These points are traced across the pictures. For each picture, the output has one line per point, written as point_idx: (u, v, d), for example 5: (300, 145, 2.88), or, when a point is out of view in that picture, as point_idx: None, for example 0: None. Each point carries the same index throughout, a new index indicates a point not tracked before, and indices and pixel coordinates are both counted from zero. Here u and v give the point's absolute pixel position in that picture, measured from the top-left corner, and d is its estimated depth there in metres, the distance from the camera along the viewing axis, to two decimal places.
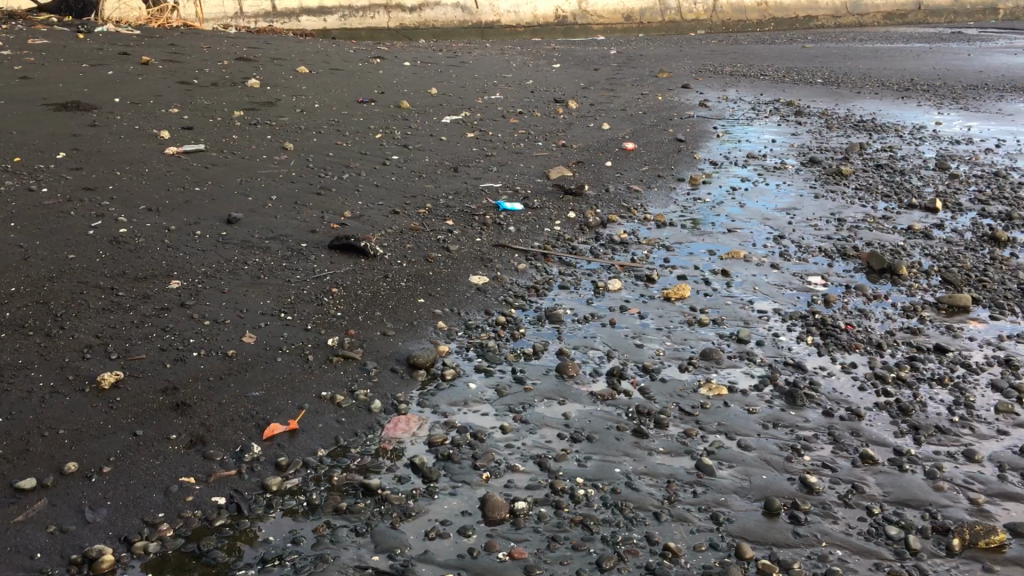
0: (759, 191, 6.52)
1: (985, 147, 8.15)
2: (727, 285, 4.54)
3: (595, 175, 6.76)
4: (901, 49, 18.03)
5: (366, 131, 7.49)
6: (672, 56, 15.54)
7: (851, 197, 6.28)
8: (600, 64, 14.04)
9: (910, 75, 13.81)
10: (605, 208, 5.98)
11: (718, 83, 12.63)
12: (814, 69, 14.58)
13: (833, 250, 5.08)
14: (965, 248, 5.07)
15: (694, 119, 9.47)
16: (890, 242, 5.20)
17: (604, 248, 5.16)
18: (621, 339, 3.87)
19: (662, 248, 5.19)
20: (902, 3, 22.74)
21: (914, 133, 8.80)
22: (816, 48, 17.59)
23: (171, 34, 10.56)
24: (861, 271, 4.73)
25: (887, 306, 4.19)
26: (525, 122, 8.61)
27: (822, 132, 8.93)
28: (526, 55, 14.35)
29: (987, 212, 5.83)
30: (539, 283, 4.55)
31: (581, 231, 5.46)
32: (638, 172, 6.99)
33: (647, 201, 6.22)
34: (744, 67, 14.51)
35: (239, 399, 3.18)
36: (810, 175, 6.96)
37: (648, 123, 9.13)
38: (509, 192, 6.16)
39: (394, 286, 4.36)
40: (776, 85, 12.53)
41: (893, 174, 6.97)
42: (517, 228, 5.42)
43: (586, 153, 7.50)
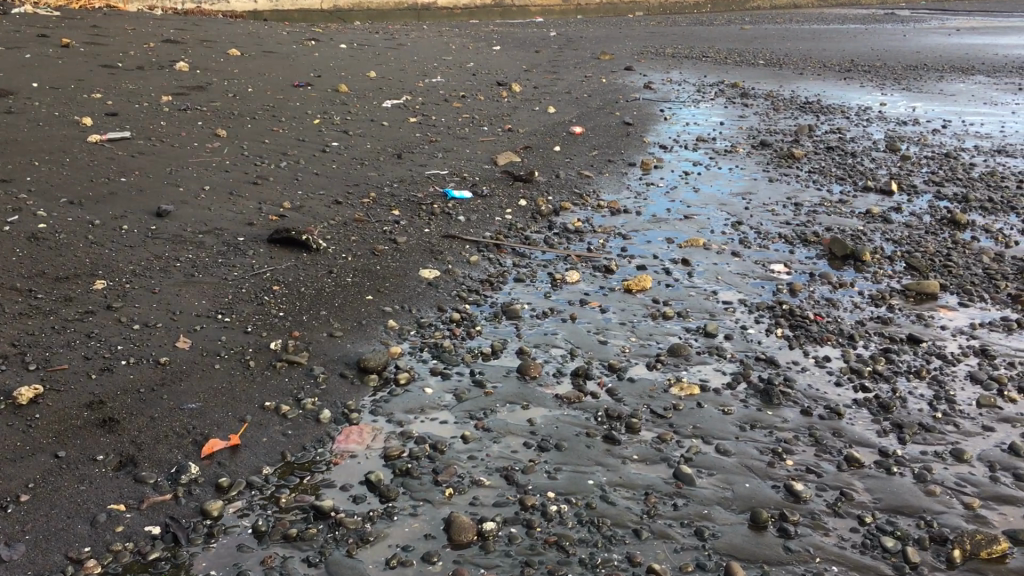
0: (712, 175, 6.38)
1: (931, 128, 8.14)
2: (687, 275, 4.37)
3: (544, 161, 6.55)
4: (838, 30, 18.15)
5: (304, 117, 7.16)
6: (613, 38, 15.40)
7: (805, 181, 6.18)
8: (540, 46, 13.83)
9: (850, 56, 13.85)
10: (556, 195, 5.78)
11: (661, 64, 12.51)
12: (754, 50, 14.56)
13: (792, 236, 4.95)
14: (925, 232, 4.99)
15: (640, 102, 9.31)
16: (849, 228, 5.10)
17: (559, 237, 4.95)
18: (583, 336, 3.67)
19: (617, 237, 5.01)
20: None
21: (860, 114, 8.76)
22: (753, 30, 17.61)
23: (94, 16, 10.05)
24: (824, 257, 4.60)
25: (853, 295, 4.07)
26: (468, 106, 8.35)
27: (769, 113, 8.84)
28: (466, 37, 14.08)
29: (943, 195, 5.76)
30: (493, 276, 4.33)
31: (533, 220, 5.24)
32: (588, 157, 6.79)
33: (598, 187, 6.03)
34: (685, 49, 14.42)
35: (174, 413, 2.90)
36: (762, 158, 6.85)
37: (594, 106, 8.94)
38: (457, 179, 5.92)
39: (339, 282, 4.09)
40: (719, 67, 12.45)
41: (844, 156, 6.88)
42: (467, 217, 5.18)
43: (533, 138, 7.28)
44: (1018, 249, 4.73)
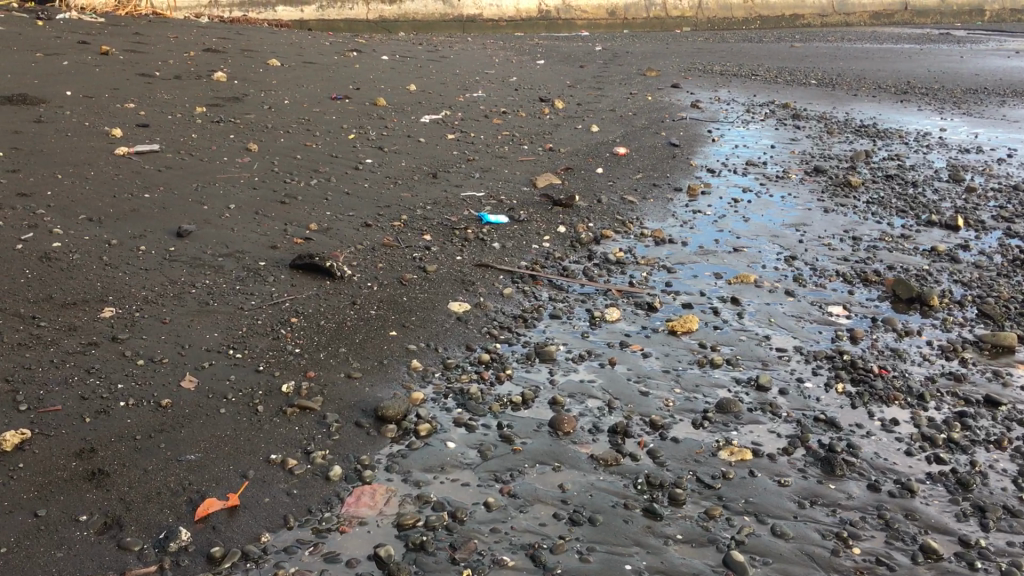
0: (762, 203, 6.04)
1: (996, 157, 7.70)
2: (737, 316, 4.05)
3: (586, 184, 6.25)
4: (891, 50, 17.64)
5: (339, 131, 6.94)
6: (660, 53, 15.07)
7: (862, 212, 5.81)
8: (585, 61, 13.54)
9: (906, 77, 13.37)
10: (597, 221, 5.48)
11: (708, 82, 12.16)
12: (805, 69, 14.14)
13: (851, 274, 4.61)
14: (995, 275, 4.62)
15: (687, 122, 8.97)
16: (913, 266, 4.74)
17: (598, 268, 4.65)
18: (623, 384, 3.37)
19: (662, 270, 4.70)
20: (888, 3, 22.53)
21: (919, 140, 8.35)
22: (804, 48, 17.17)
23: (137, 23, 9.94)
24: (886, 300, 4.26)
25: (921, 345, 3.75)
26: (509, 123, 8.08)
27: (823, 137, 8.46)
28: (511, 51, 13.84)
29: (1013, 232, 5.37)
30: (527, 312, 4.04)
31: (572, 248, 4.95)
32: (632, 180, 6.48)
33: (642, 214, 5.72)
34: (734, 66, 14.05)
35: (170, 466, 2.64)
36: (816, 186, 6.49)
37: (639, 125, 8.62)
38: (493, 202, 5.64)
39: (362, 315, 3.83)
40: (768, 86, 12.07)
41: (904, 186, 6.50)
42: (502, 244, 4.90)
43: (575, 159, 6.98)
44: None
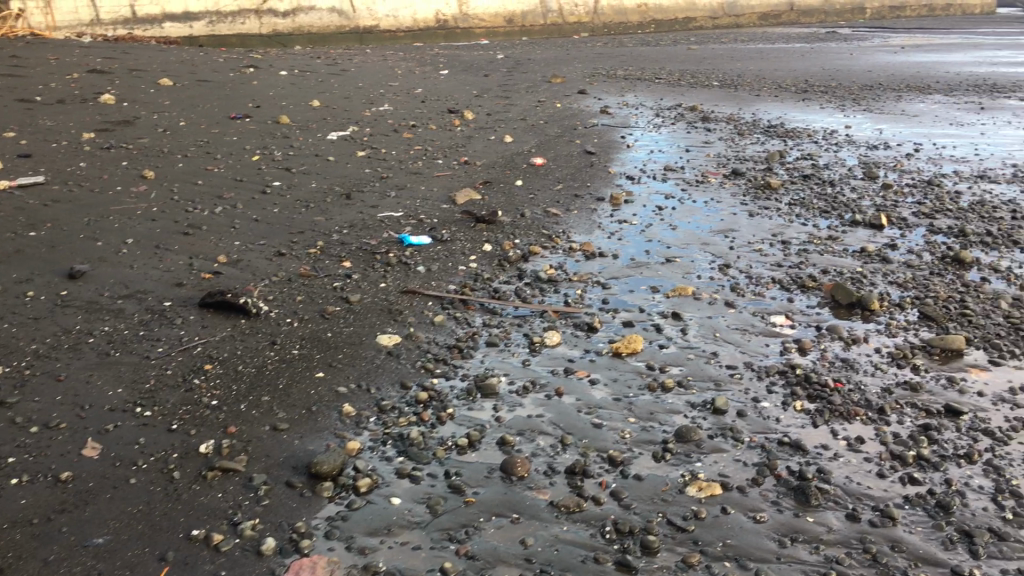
0: (687, 210, 5.92)
1: (904, 152, 7.75)
2: (681, 333, 3.87)
3: (506, 198, 6.03)
4: (785, 49, 17.94)
5: (241, 153, 6.55)
6: (561, 60, 14.96)
7: (788, 214, 5.73)
8: (489, 69, 13.34)
9: (804, 76, 13.55)
10: (523, 237, 5.26)
11: (614, 87, 12.09)
12: (706, 71, 14.23)
13: (788, 281, 4.49)
14: (929, 273, 4.54)
15: (599, 128, 8.83)
16: (847, 268, 4.65)
17: (531, 290, 4.43)
18: (574, 415, 3.14)
19: (597, 287, 4.51)
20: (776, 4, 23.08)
21: (828, 139, 8.37)
22: (701, 50, 17.32)
23: (13, 45, 9.32)
24: (827, 306, 4.15)
25: (871, 352, 3.63)
26: (419, 137, 7.80)
27: (735, 139, 8.42)
28: (412, 62, 13.53)
29: (937, 227, 5.34)
30: (462, 342, 3.79)
31: (500, 268, 4.72)
32: (553, 192, 6.29)
33: (568, 226, 5.52)
34: (636, 71, 14.04)
35: (75, 555, 2.31)
36: (737, 189, 6.40)
37: (552, 134, 8.44)
38: (412, 221, 5.37)
39: (284, 356, 3.51)
40: (673, 89, 12.05)
41: (823, 186, 6.45)
42: (426, 267, 4.64)
43: (492, 172, 6.75)
44: None
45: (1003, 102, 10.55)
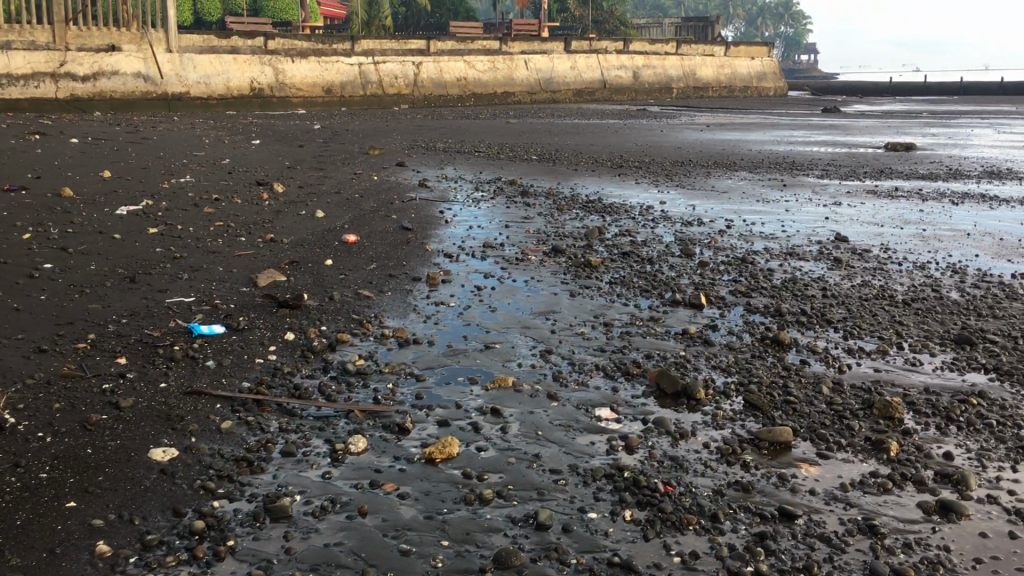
0: (507, 290, 5.67)
1: (717, 227, 7.86)
2: (500, 433, 3.54)
3: (313, 279, 5.59)
4: (599, 125, 18.50)
5: (9, 230, 5.81)
6: (379, 131, 14.76)
7: (609, 294, 5.57)
8: (304, 140, 12.92)
9: (618, 152, 13.88)
10: (330, 323, 4.82)
11: (433, 159, 11.92)
12: (524, 145, 14.36)
13: (611, 368, 4.27)
14: (750, 356, 4.43)
15: (416, 203, 8.55)
16: (671, 353, 4.48)
17: (336, 386, 4.00)
18: (378, 542, 2.73)
19: (410, 379, 4.13)
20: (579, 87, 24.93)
21: (645, 214, 8.42)
22: (519, 124, 17.58)
23: None
24: (652, 396, 3.94)
25: (700, 448, 3.40)
26: (222, 212, 7.25)
27: (554, 214, 8.32)
28: (221, 130, 12.94)
29: (754, 307, 5.30)
30: (253, 453, 3.31)
31: (303, 361, 4.27)
32: (365, 271, 5.90)
33: (381, 310, 5.14)
34: (455, 143, 14.00)
35: None
36: (557, 267, 6.22)
37: (367, 208, 8.07)
38: (205, 308, 4.84)
39: (27, 484, 2.95)
40: (492, 162, 12.03)
41: (642, 264, 6.37)
42: (218, 363, 4.13)
43: (299, 251, 6.29)
44: (853, 372, 4.21)
45: (803, 179, 11.05)
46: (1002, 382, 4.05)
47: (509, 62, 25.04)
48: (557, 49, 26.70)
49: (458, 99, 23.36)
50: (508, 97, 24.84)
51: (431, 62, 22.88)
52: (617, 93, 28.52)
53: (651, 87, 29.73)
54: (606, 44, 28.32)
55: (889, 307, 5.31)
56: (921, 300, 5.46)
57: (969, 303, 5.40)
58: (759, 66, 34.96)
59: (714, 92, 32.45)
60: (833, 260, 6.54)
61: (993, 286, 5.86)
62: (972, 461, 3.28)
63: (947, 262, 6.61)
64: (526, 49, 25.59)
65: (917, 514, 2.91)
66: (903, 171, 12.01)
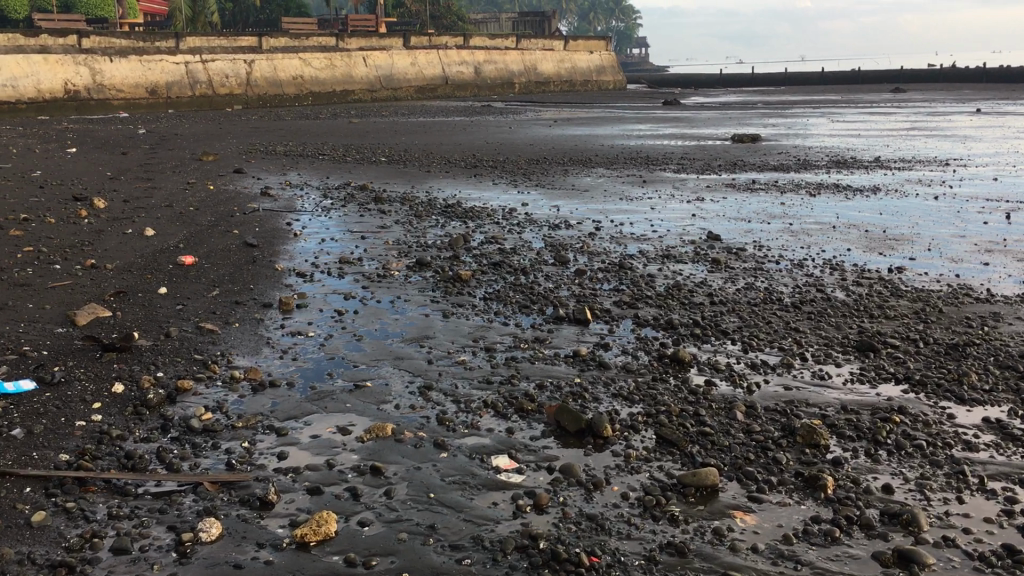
0: (372, 313, 5.08)
1: (586, 229, 7.51)
2: (384, 499, 2.97)
3: (145, 313, 4.84)
4: (446, 123, 18.00)
5: None
6: (213, 134, 13.77)
7: (485, 311, 5.08)
8: (129, 146, 11.83)
9: (470, 150, 13.43)
10: (168, 367, 4.11)
11: (274, 164, 11.13)
12: (370, 145, 13.69)
13: (502, 403, 3.77)
14: (651, 378, 4.04)
15: (261, 214, 7.79)
16: (564, 380, 4.03)
17: (179, 450, 3.33)
18: None
19: (269, 434, 3.49)
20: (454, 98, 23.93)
21: (508, 218, 7.98)
22: (363, 124, 16.87)
23: None
24: (553, 437, 3.46)
25: (619, 501, 2.94)
26: (31, 235, 6.31)
27: (412, 221, 7.76)
28: (33, 138, 11.70)
29: (643, 319, 4.92)
30: (73, 555, 2.62)
31: (136, 421, 3.56)
32: (206, 300, 5.18)
33: (229, 346, 4.46)
34: (297, 145, 13.20)
35: None
36: (424, 283, 5.68)
37: (205, 223, 7.28)
38: (11, 359, 4.04)
39: None
40: (338, 166, 11.33)
41: (515, 275, 5.90)
42: (28, 431, 3.38)
43: (127, 278, 5.50)
44: (762, 391, 3.89)
45: (660, 175, 10.89)
46: (917, 395, 3.82)
47: (348, 59, 24.18)
48: (395, 45, 26.05)
49: (296, 99, 22.34)
50: (348, 95, 23.98)
51: (265, 60, 21.80)
52: (459, 89, 28.11)
53: (493, 82, 29.50)
54: (445, 40, 27.89)
55: (780, 312, 5.06)
56: (810, 302, 5.24)
57: (858, 303, 5.22)
58: (596, 60, 35.37)
59: (555, 87, 32.56)
60: (711, 261, 6.28)
61: (874, 283, 5.73)
62: (915, 495, 2.97)
63: (822, 258, 6.48)
64: (364, 46, 24.85)
65: (875, 568, 2.55)
66: (754, 163, 12.06)
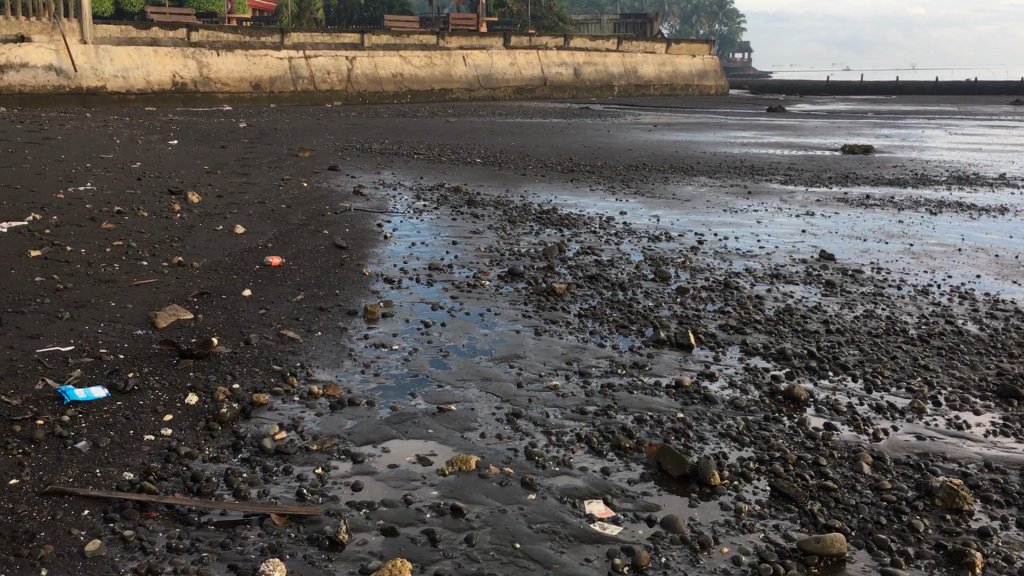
0: (460, 326, 4.80)
1: (688, 242, 7.11)
2: (465, 546, 2.68)
3: (227, 317, 4.66)
4: (543, 124, 17.72)
5: None
6: (310, 130, 13.76)
7: (580, 330, 4.75)
8: (227, 139, 11.88)
9: (567, 154, 13.10)
10: (244, 378, 3.90)
11: (369, 162, 11.01)
12: (466, 146, 13.49)
13: (597, 438, 3.44)
14: (763, 417, 3.65)
15: (352, 214, 7.62)
16: (666, 414, 3.68)
17: (249, 474, 3.09)
18: None
19: (344, 461, 3.23)
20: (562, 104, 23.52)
21: (606, 227, 7.63)
22: (460, 123, 16.69)
23: None
24: (654, 482, 3.11)
25: (731, 568, 2.58)
26: (123, 228, 6.25)
27: (506, 227, 7.49)
28: (137, 128, 11.84)
29: (751, 346, 4.53)
30: None
31: (206, 438, 3.34)
32: (290, 304, 4.99)
33: (310, 357, 4.24)
34: (392, 144, 13.08)
35: None
36: (516, 296, 5.38)
37: (295, 222, 7.13)
38: (87, 363, 3.88)
39: None
40: (433, 166, 11.14)
41: (613, 290, 5.55)
42: (94, 445, 3.20)
43: (212, 278, 5.35)
44: (891, 440, 3.47)
45: (766, 186, 10.37)
46: None
47: (448, 57, 24.11)
48: (495, 45, 25.88)
49: (394, 96, 22.36)
50: (446, 94, 23.92)
51: (366, 57, 21.87)
52: (558, 90, 27.81)
53: (592, 84, 29.10)
54: (545, 40, 27.62)
55: (905, 346, 4.60)
56: (938, 336, 4.76)
57: (995, 340, 4.73)
58: (699, 65, 34.61)
59: (655, 90, 31.95)
60: (825, 284, 5.82)
61: (1010, 316, 5.20)
62: None
63: (949, 285, 5.96)
64: (464, 44, 24.75)
65: None
66: (868, 176, 11.42)
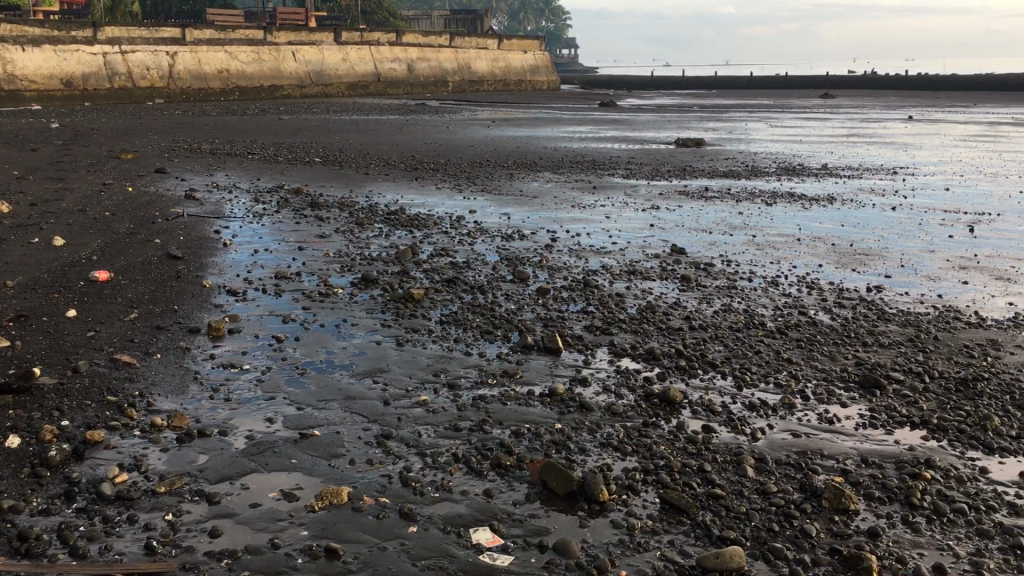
0: (315, 340, 4.48)
1: (541, 240, 7.02)
2: None
3: (50, 342, 4.17)
4: (380, 121, 17.34)
5: None
6: (132, 130, 12.90)
7: (443, 338, 4.53)
8: (39, 141, 10.94)
9: (407, 151, 12.82)
10: (75, 412, 3.47)
11: (199, 164, 10.39)
12: (302, 144, 12.99)
13: (476, 457, 3.24)
14: (642, 423, 3.55)
15: (185, 220, 7.10)
16: (543, 426, 3.51)
17: (87, 527, 2.71)
18: None
19: (199, 503, 2.89)
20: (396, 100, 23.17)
21: (457, 226, 7.44)
22: (293, 121, 16.10)
23: None
24: (541, 503, 2.94)
25: None
26: None
27: (353, 229, 7.17)
28: None
29: (620, 347, 4.44)
30: None
31: (33, 488, 2.92)
32: (123, 324, 4.53)
33: (150, 383, 3.83)
34: (223, 143, 12.44)
35: None
36: (372, 304, 5.10)
37: (122, 230, 6.57)
38: None
39: None
40: (269, 166, 10.63)
41: (472, 294, 5.36)
42: None
43: (31, 298, 4.80)
44: (770, 439, 3.44)
45: (610, 180, 10.45)
46: (939, 443, 3.42)
47: (276, 53, 23.29)
48: (326, 40, 25.21)
49: (221, 93, 21.39)
50: (277, 91, 23.09)
51: (188, 52, 20.80)
52: (392, 86, 27.40)
53: (426, 80, 28.85)
54: (377, 36, 27.15)
55: (767, 340, 4.63)
56: (795, 328, 4.83)
57: (848, 329, 4.84)
58: (530, 61, 34.99)
59: (489, 86, 32.01)
60: (681, 279, 5.83)
61: (858, 304, 5.36)
62: None
63: (796, 275, 6.10)
64: (293, 40, 23.98)
65: None
66: (703, 169, 11.74)
